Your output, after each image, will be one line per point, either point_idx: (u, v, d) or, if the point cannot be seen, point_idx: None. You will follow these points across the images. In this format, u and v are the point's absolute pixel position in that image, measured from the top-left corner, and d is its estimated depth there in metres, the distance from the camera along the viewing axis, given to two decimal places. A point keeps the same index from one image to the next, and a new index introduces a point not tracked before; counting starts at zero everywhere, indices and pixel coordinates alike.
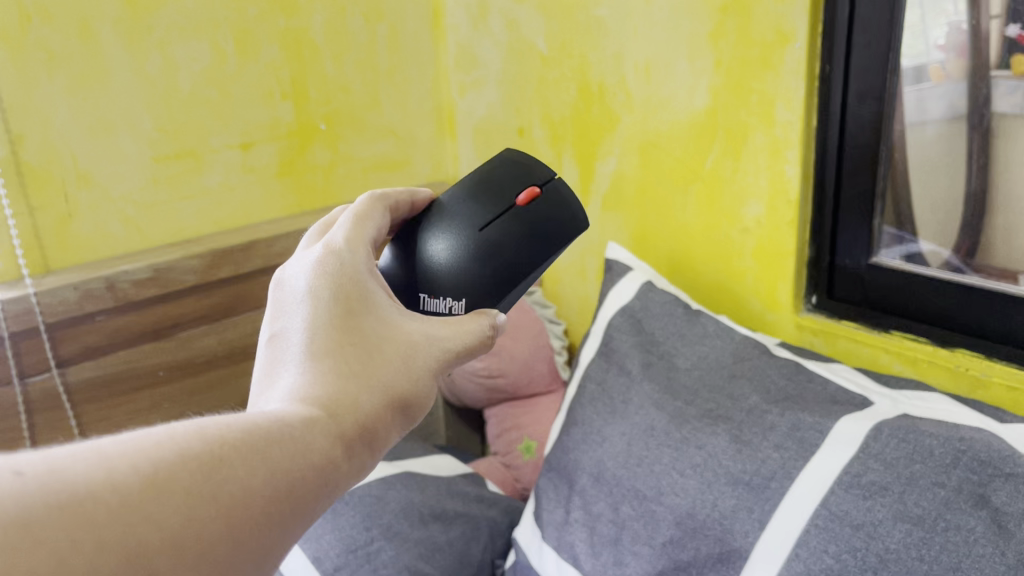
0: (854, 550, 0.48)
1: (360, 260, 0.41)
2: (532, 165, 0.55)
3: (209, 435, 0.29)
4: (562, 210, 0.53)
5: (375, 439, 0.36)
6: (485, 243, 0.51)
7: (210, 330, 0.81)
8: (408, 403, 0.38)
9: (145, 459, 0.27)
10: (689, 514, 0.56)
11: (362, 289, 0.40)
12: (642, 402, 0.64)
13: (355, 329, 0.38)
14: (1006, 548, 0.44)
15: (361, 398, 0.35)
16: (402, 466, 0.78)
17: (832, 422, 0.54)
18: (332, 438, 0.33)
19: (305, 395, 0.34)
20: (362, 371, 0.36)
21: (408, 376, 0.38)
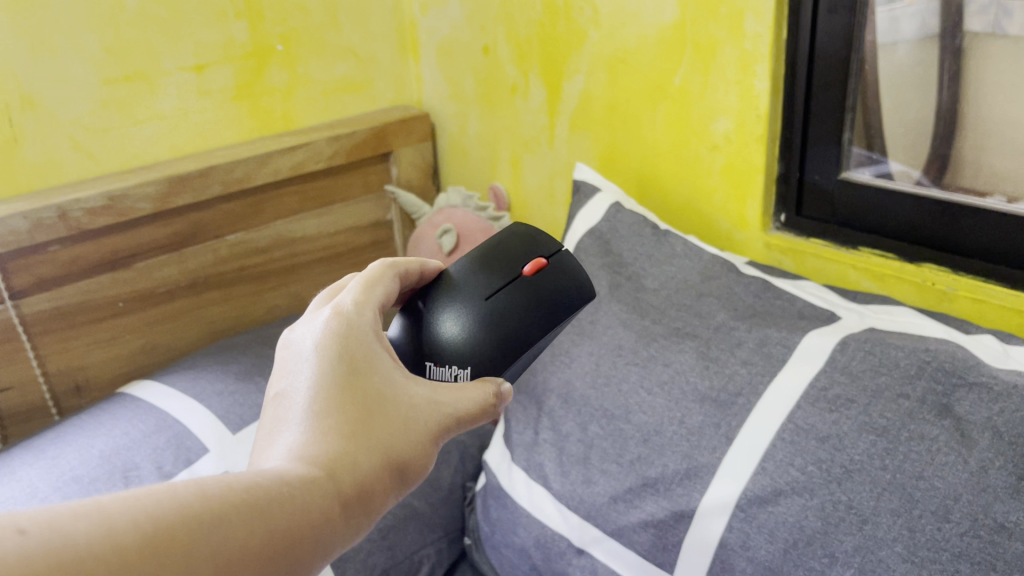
0: (820, 461, 0.49)
1: (367, 321, 0.40)
2: (538, 236, 0.54)
3: (212, 488, 0.29)
4: (568, 281, 0.52)
5: (372, 500, 0.35)
6: (492, 313, 0.49)
7: (169, 260, 0.79)
8: (408, 466, 0.37)
9: (147, 516, 0.27)
10: (656, 431, 0.56)
11: (370, 351, 0.38)
12: (610, 322, 0.64)
13: (360, 391, 0.36)
14: (969, 455, 0.45)
15: (361, 459, 0.34)
16: None
17: (799, 337, 0.54)
18: (329, 498, 0.32)
19: (305, 453, 0.33)
20: (363, 431, 0.35)
21: (408, 435, 0.37)
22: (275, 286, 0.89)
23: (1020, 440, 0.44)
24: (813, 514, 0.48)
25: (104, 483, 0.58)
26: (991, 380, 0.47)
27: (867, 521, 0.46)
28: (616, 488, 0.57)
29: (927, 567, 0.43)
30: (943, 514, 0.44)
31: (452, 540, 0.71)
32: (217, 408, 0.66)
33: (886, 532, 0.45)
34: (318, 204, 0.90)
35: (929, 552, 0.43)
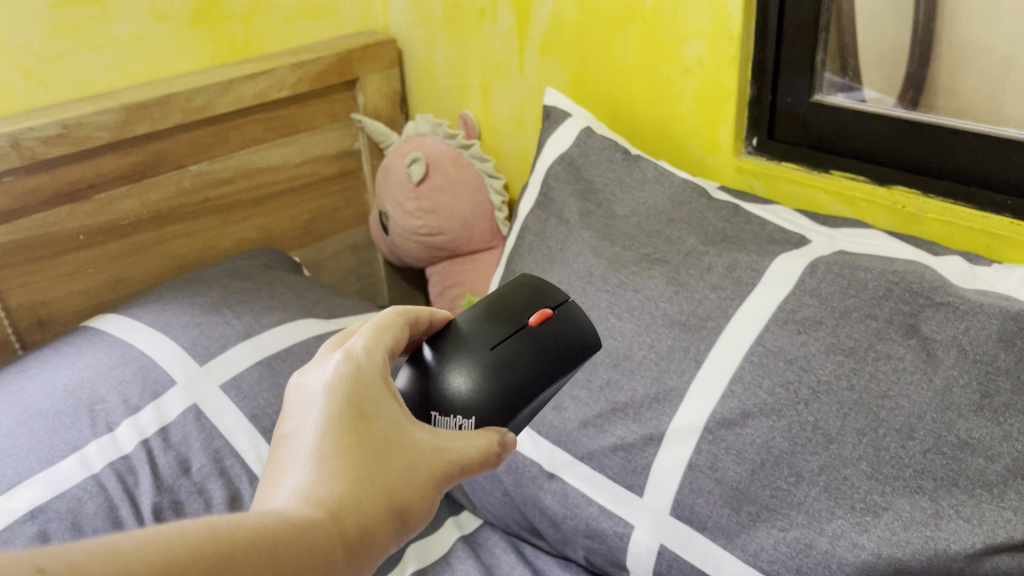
0: (787, 383, 0.49)
1: (377, 366, 0.36)
2: (546, 287, 0.49)
3: (226, 528, 0.25)
4: (576, 333, 0.47)
5: (374, 550, 0.31)
6: (495, 367, 0.44)
7: (131, 191, 0.77)
8: (413, 515, 0.32)
9: (161, 557, 0.23)
10: (626, 356, 0.56)
11: (379, 395, 0.35)
12: (580, 250, 0.63)
13: (369, 434, 0.32)
14: (934, 374, 0.45)
15: (366, 503, 0.30)
16: (341, 322, 0.71)
17: (768, 261, 0.54)
18: (332, 542, 0.28)
19: (310, 494, 0.29)
20: (370, 474, 0.31)
21: (414, 482, 0.33)
22: (240, 217, 0.87)
23: (984, 358, 0.45)
24: (780, 435, 0.49)
25: (70, 417, 0.58)
26: (957, 300, 0.47)
27: (833, 441, 0.47)
28: (586, 413, 0.58)
29: (891, 484, 0.45)
30: (907, 433, 0.45)
31: None
32: (184, 340, 0.65)
33: (852, 451, 0.46)
34: (282, 134, 0.88)
35: (893, 469, 0.45)
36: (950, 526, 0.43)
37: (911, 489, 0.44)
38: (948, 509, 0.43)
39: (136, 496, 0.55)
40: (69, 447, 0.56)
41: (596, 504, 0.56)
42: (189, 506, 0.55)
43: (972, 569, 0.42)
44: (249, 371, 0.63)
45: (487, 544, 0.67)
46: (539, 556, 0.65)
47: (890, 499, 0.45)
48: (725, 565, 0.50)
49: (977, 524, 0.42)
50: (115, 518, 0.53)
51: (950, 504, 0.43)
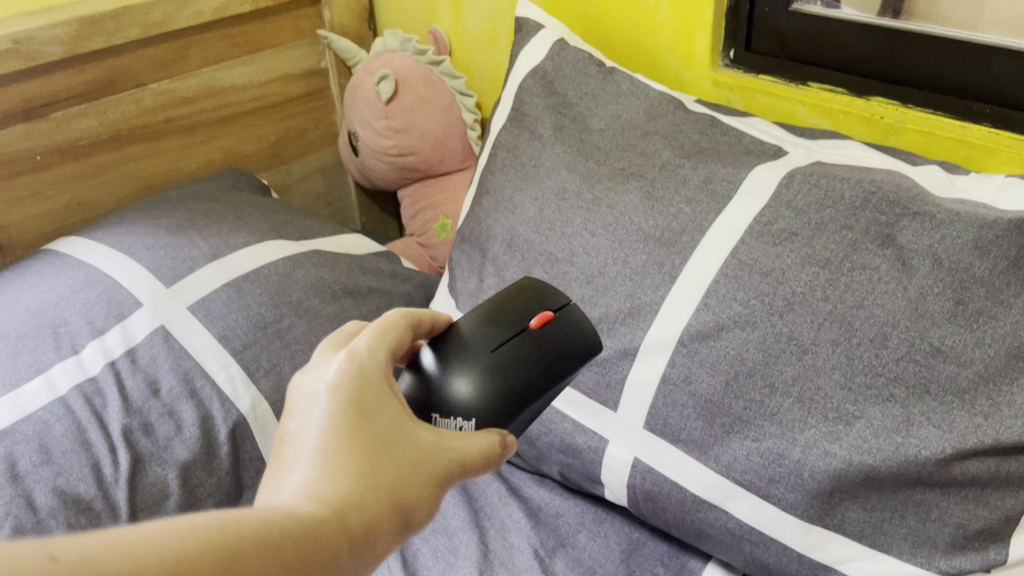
0: (762, 296, 0.49)
1: (381, 363, 0.35)
2: (547, 290, 0.50)
3: (235, 522, 0.26)
4: (576, 335, 0.48)
5: (377, 549, 0.30)
6: (495, 372, 0.45)
7: (89, 110, 0.74)
8: (416, 513, 0.32)
9: (168, 552, 0.24)
10: (600, 272, 0.56)
11: (383, 392, 0.34)
12: (553, 166, 0.62)
13: (372, 433, 0.32)
14: (908, 284, 0.45)
15: (368, 502, 0.30)
16: (310, 244, 0.70)
17: (744, 173, 0.53)
18: (334, 541, 0.28)
19: (313, 492, 0.29)
20: (373, 473, 0.30)
21: (418, 480, 0.32)
22: (204, 139, 0.85)
23: (959, 267, 0.44)
24: (754, 347, 0.48)
25: (33, 340, 0.57)
26: (934, 209, 0.46)
27: (807, 351, 0.47)
28: None
29: (863, 393, 0.45)
30: (880, 342, 0.45)
31: None
32: (148, 262, 0.63)
33: (825, 362, 0.46)
34: (246, 52, 0.85)
35: (865, 378, 0.45)
36: (920, 432, 0.43)
37: (883, 398, 0.45)
38: (919, 416, 0.44)
39: (105, 418, 0.54)
40: (33, 370, 0.55)
41: (571, 420, 0.57)
42: (160, 428, 0.55)
43: (940, 473, 0.43)
44: (217, 292, 0.62)
45: None
46: (515, 473, 0.66)
47: (862, 408, 0.45)
48: (698, 475, 0.51)
49: (946, 430, 0.43)
50: (83, 440, 0.52)
51: (921, 411, 0.44)
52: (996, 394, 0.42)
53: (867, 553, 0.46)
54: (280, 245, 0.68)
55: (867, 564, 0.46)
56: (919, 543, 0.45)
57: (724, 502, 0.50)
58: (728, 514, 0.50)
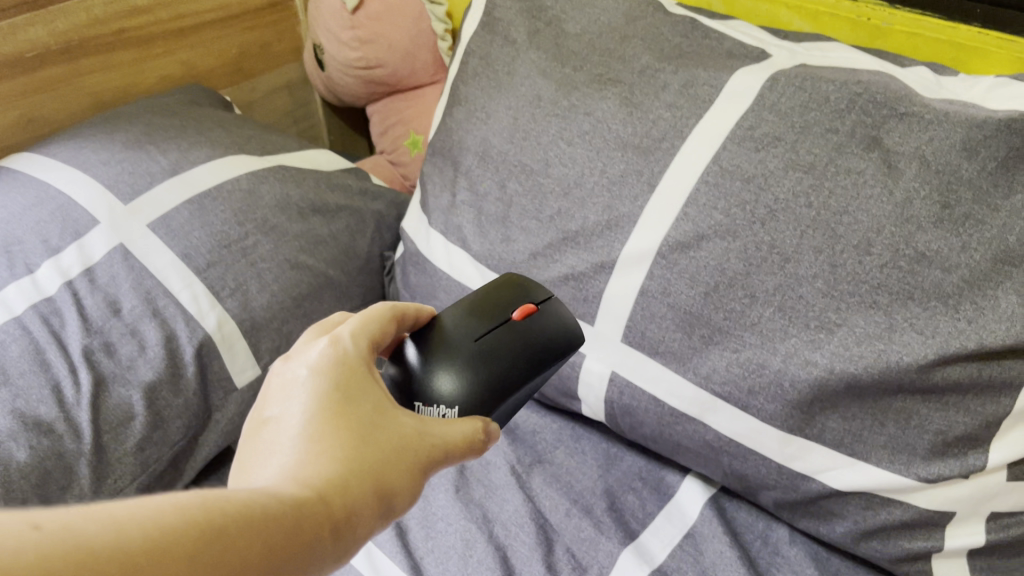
0: (743, 203, 0.47)
1: (364, 352, 0.36)
2: (530, 284, 0.49)
3: (221, 499, 0.25)
4: (559, 328, 0.47)
5: (361, 532, 0.30)
6: (478, 364, 0.44)
7: (36, 19, 0.70)
8: (398, 498, 0.32)
9: (154, 524, 0.23)
10: (577, 183, 0.54)
11: (366, 380, 0.34)
12: (528, 73, 0.59)
13: (356, 419, 0.32)
14: (894, 188, 0.43)
15: (352, 485, 0.30)
16: (274, 159, 0.67)
17: (726, 76, 0.51)
18: (320, 521, 0.28)
19: (298, 474, 0.29)
20: (357, 457, 0.31)
21: (402, 464, 0.33)
22: (161, 53, 0.81)
23: (947, 170, 0.43)
24: (735, 257, 0.47)
25: None
26: (922, 110, 0.44)
27: (789, 260, 0.45)
28: (536, 244, 0.56)
29: (846, 300, 0.44)
30: (864, 248, 0.43)
31: None
32: (104, 178, 0.60)
33: (808, 270, 0.45)
34: None
35: (849, 286, 0.44)
36: (903, 338, 0.43)
37: (866, 305, 0.44)
38: (902, 323, 0.43)
39: (64, 338, 0.52)
40: None
41: None
42: (123, 348, 0.53)
43: (922, 380, 0.43)
44: (178, 210, 0.59)
45: None
46: None
47: (844, 315, 0.44)
48: (677, 389, 0.51)
49: (930, 336, 0.42)
50: (42, 360, 0.51)
51: (904, 318, 0.43)
52: (981, 298, 0.41)
53: (845, 463, 0.46)
54: (242, 159, 0.65)
55: (846, 472, 0.46)
56: (899, 450, 0.45)
57: (703, 413, 0.50)
58: (705, 426, 0.50)
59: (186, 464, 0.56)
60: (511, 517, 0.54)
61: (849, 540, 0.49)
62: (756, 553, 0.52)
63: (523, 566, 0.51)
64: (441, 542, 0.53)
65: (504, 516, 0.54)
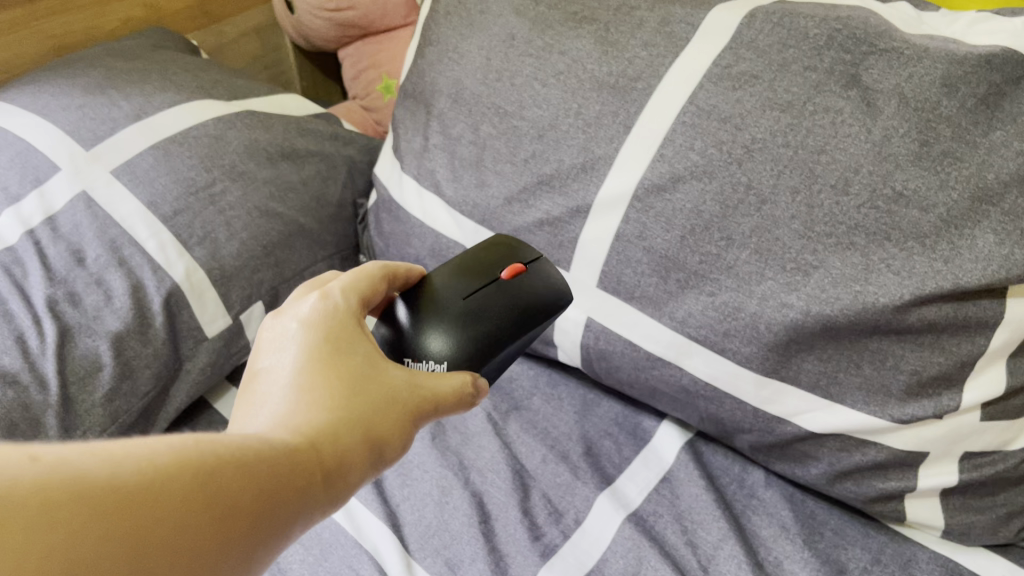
0: (720, 144, 0.46)
1: (354, 307, 0.36)
2: (518, 243, 0.48)
3: (212, 442, 0.25)
4: (547, 287, 0.46)
5: (354, 480, 0.30)
6: (467, 325, 0.43)
7: None
8: (392, 447, 0.32)
9: (148, 462, 0.24)
10: (551, 125, 0.53)
11: (356, 333, 0.34)
12: (501, 12, 0.57)
13: (347, 370, 0.32)
14: (872, 126, 0.42)
15: (344, 432, 0.30)
16: (242, 104, 0.65)
17: (704, 13, 0.49)
18: (310, 466, 0.28)
19: (289, 421, 0.29)
20: (348, 406, 0.31)
21: (393, 413, 0.32)
22: None
23: (926, 107, 0.42)
24: (711, 199, 0.46)
25: None
26: (902, 46, 0.43)
27: (766, 201, 0.45)
28: (511, 189, 0.54)
29: (823, 242, 0.43)
30: (842, 187, 0.43)
31: (345, 258, 0.67)
32: (65, 124, 0.58)
33: (785, 211, 0.44)
34: None
35: (825, 228, 0.43)
36: (879, 279, 0.42)
37: (843, 246, 0.43)
38: (878, 264, 0.42)
39: (27, 287, 0.51)
40: None
41: None
42: (88, 298, 0.52)
43: (898, 321, 0.42)
44: (143, 156, 0.58)
45: None
46: None
47: (821, 257, 0.43)
48: (653, 334, 0.50)
49: (906, 277, 0.41)
50: (4, 310, 0.50)
51: (881, 259, 0.42)
52: (958, 238, 0.41)
53: (822, 405, 0.46)
54: (209, 104, 0.63)
55: (822, 415, 0.46)
56: (873, 392, 0.45)
57: (679, 358, 0.50)
58: (681, 370, 0.50)
59: (158, 415, 0.55)
60: (488, 464, 0.54)
61: (823, 481, 0.49)
62: (732, 496, 0.52)
63: (500, 512, 0.51)
64: (417, 490, 0.53)
65: (480, 463, 0.54)
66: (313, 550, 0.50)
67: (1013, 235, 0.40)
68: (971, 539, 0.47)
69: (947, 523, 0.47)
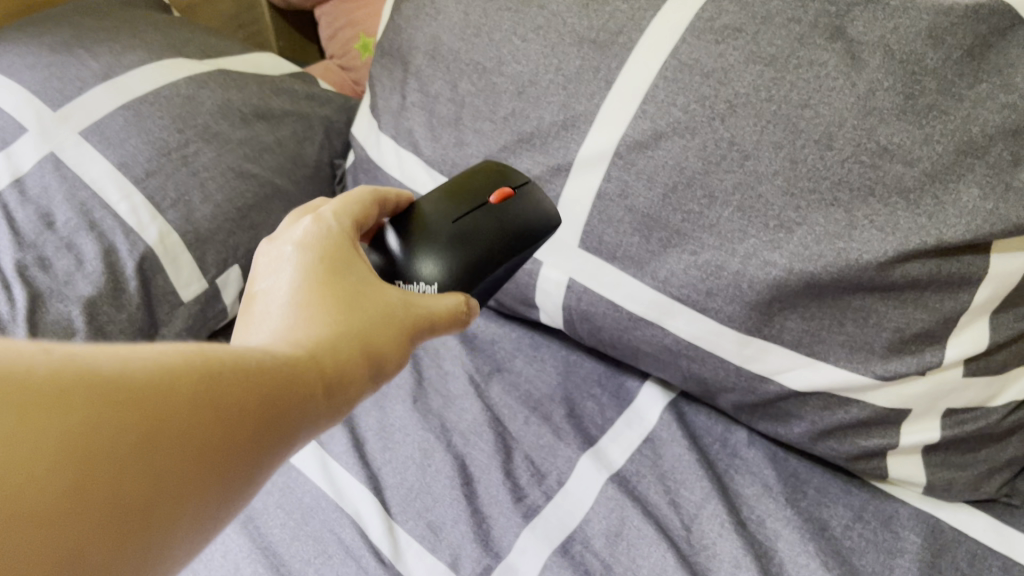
0: (703, 99, 0.45)
1: (346, 229, 0.36)
2: (508, 168, 0.47)
3: (217, 350, 0.26)
4: (537, 210, 0.45)
5: (350, 394, 0.31)
6: (458, 249, 0.42)
7: None
8: (387, 363, 0.33)
9: (155, 365, 0.24)
10: (531, 82, 0.51)
11: (350, 254, 0.34)
12: None
13: (343, 288, 0.33)
14: (857, 80, 0.41)
15: (342, 346, 0.30)
16: (215, 63, 0.64)
17: None
18: (311, 377, 0.28)
19: (288, 335, 0.30)
20: (345, 322, 0.31)
21: (389, 329, 0.33)
22: None
23: (911, 59, 0.41)
24: (693, 155, 0.45)
25: None
26: None
27: (748, 157, 0.44)
28: (490, 147, 0.53)
29: (806, 198, 0.43)
30: (826, 143, 0.42)
31: None
32: (32, 84, 0.57)
33: (767, 168, 0.43)
34: None
35: (809, 184, 0.42)
36: (863, 236, 0.42)
37: (826, 203, 0.42)
38: (862, 220, 0.42)
39: None
40: None
41: None
42: (59, 262, 0.51)
43: (882, 278, 0.42)
44: (113, 117, 0.56)
45: None
46: None
47: (804, 214, 0.43)
48: (635, 293, 0.50)
49: (890, 233, 0.41)
50: None
51: (864, 215, 0.42)
52: (942, 193, 0.40)
53: (805, 363, 0.46)
54: (181, 63, 0.62)
55: (805, 373, 0.46)
56: (857, 349, 0.44)
57: (662, 317, 0.49)
58: (663, 330, 0.49)
59: None
60: (470, 427, 0.53)
61: (806, 440, 0.49)
62: (715, 456, 0.52)
63: (482, 474, 0.51)
64: (399, 453, 0.52)
65: (462, 425, 0.54)
66: (294, 514, 0.49)
67: (997, 189, 0.40)
68: (952, 495, 0.47)
69: (929, 480, 0.47)
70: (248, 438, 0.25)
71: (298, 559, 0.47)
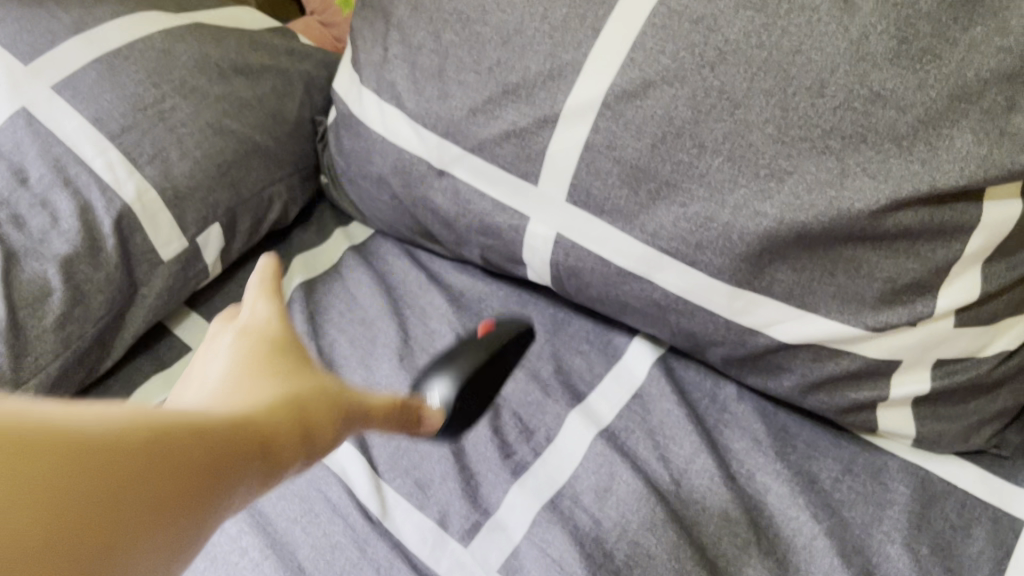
0: (693, 47, 0.44)
1: (282, 320, 0.31)
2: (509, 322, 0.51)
3: (142, 409, 0.22)
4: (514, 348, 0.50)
5: (286, 471, 0.26)
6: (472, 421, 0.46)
7: None
8: (327, 442, 0.28)
9: (70, 423, 0.21)
10: (516, 32, 0.50)
11: (289, 345, 0.30)
12: None
13: (277, 367, 0.28)
14: (850, 24, 0.40)
15: (279, 415, 0.26)
16: (190, 16, 0.62)
17: None
18: (246, 438, 0.24)
19: (213, 409, 0.25)
20: (283, 386, 0.27)
21: (329, 403, 0.28)
22: None
23: (905, 2, 0.39)
24: (683, 104, 0.44)
25: None
26: None
27: (739, 106, 0.43)
28: (474, 100, 0.52)
29: (798, 147, 0.42)
30: (818, 89, 0.41)
31: (305, 178, 0.64)
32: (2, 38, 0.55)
33: (758, 116, 0.42)
34: None
35: (800, 132, 0.42)
36: (854, 184, 0.41)
37: (817, 151, 0.42)
38: (854, 168, 0.41)
39: None
40: None
41: (489, 199, 0.53)
42: (33, 220, 0.50)
43: (872, 227, 0.41)
44: (85, 71, 0.55)
45: (379, 253, 0.63)
46: (435, 262, 0.62)
47: (795, 163, 0.42)
48: (623, 247, 0.49)
49: (882, 181, 0.40)
50: None
51: (856, 162, 0.41)
52: (936, 138, 0.40)
53: (794, 315, 0.45)
54: (155, 15, 0.60)
55: (794, 325, 0.46)
56: (847, 301, 0.44)
57: (650, 272, 0.48)
58: (652, 284, 0.49)
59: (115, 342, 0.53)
60: None
61: (796, 393, 0.49)
62: (705, 412, 0.52)
63: (470, 432, 0.50)
64: None
65: None
66: None
67: (991, 134, 0.39)
68: (942, 447, 0.47)
69: (918, 432, 0.47)
70: (181, 494, 0.22)
71: (284, 518, 0.47)
